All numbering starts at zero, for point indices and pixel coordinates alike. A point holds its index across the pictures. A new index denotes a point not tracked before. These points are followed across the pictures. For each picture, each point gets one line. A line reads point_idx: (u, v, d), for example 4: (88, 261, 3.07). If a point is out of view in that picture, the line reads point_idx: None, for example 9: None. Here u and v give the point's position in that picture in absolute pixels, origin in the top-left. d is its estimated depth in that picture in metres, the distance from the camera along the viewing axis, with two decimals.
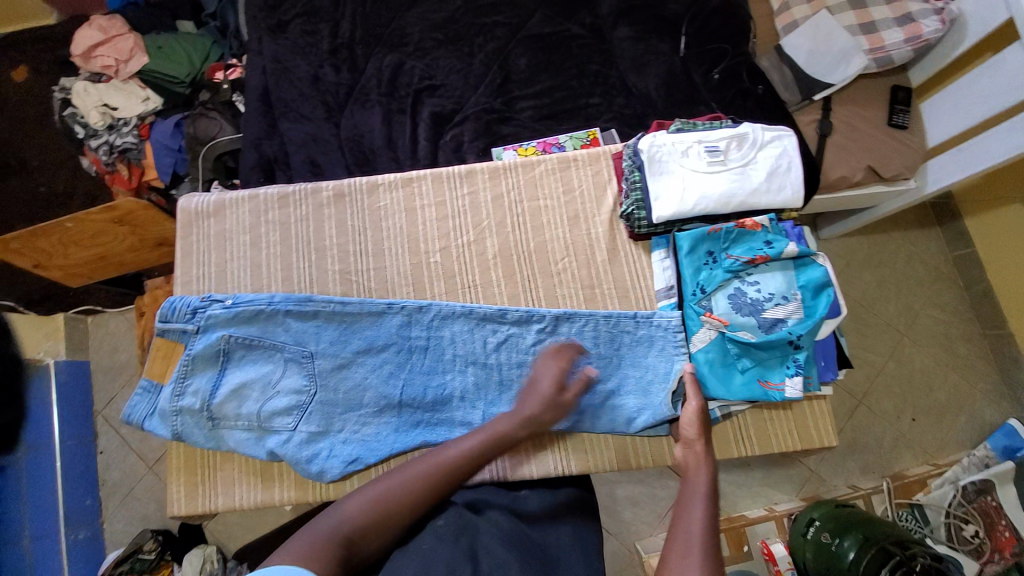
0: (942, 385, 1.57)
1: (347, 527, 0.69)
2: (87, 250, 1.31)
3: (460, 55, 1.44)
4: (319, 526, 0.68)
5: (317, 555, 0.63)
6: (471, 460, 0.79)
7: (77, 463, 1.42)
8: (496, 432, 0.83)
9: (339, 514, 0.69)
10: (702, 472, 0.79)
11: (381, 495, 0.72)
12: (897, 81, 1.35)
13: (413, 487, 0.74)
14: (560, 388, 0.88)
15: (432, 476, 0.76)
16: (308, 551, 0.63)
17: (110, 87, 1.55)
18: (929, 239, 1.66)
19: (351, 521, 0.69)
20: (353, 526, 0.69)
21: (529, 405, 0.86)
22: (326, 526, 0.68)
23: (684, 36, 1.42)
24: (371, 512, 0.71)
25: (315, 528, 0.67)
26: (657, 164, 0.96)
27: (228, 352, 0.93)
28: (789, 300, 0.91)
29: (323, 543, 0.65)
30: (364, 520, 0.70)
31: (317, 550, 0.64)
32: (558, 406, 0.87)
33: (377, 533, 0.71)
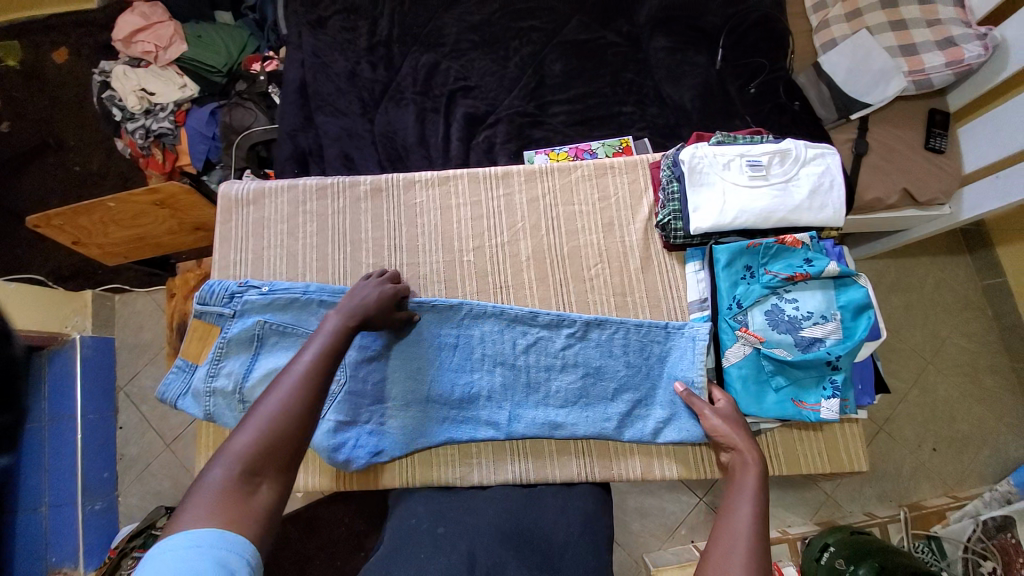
0: (966, 416, 1.54)
1: (241, 467, 0.59)
2: (126, 231, 1.33)
3: (495, 58, 1.45)
4: (211, 478, 0.57)
5: (223, 507, 0.55)
6: (325, 355, 0.74)
7: (98, 436, 1.44)
8: (331, 329, 0.79)
9: (224, 461, 0.59)
10: (750, 473, 0.80)
11: (266, 425, 0.63)
12: (934, 104, 1.33)
13: (289, 403, 0.66)
14: (389, 297, 0.91)
15: (305, 385, 0.69)
16: (214, 509, 0.54)
17: (149, 73, 1.57)
18: (959, 266, 1.63)
19: (241, 458, 0.59)
20: (250, 462, 0.59)
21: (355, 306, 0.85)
22: (219, 473, 0.58)
23: (721, 49, 1.41)
24: (262, 443, 0.61)
25: (205, 484, 0.56)
26: (697, 175, 0.95)
27: (262, 337, 0.94)
28: (828, 320, 0.89)
29: (221, 493, 0.56)
30: (256, 450, 0.61)
31: (228, 503, 0.55)
32: (384, 306, 0.90)
33: (280, 469, 0.61)
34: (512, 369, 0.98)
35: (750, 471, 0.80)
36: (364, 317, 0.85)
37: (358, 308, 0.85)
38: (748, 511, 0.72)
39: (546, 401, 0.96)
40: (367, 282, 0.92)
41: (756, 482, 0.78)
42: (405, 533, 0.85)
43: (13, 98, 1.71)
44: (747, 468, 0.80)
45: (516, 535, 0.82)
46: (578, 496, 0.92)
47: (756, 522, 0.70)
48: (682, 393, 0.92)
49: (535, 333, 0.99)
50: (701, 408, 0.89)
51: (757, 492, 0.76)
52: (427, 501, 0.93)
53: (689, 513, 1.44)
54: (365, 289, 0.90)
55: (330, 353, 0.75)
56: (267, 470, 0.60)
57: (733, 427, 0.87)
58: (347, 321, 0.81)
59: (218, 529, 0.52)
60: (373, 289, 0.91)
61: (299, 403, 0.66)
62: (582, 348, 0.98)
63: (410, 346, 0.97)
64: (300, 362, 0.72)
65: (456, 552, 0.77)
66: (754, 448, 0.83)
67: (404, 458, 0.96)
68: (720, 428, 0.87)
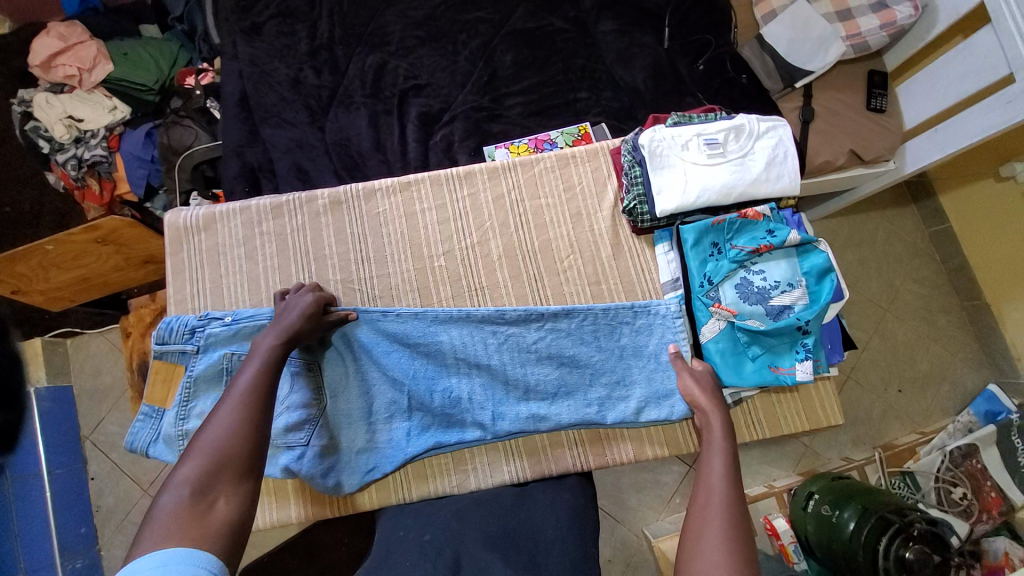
0: (925, 356, 1.64)
1: (192, 490, 0.56)
2: (69, 272, 1.24)
3: (444, 53, 1.42)
4: (164, 505, 0.55)
5: (180, 532, 0.53)
6: (265, 372, 0.71)
7: (70, 491, 1.37)
8: (265, 347, 0.75)
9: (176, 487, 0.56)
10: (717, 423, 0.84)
11: (211, 447, 0.60)
12: (871, 65, 1.38)
13: (231, 424, 0.63)
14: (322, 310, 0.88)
15: (249, 402, 0.66)
16: (174, 533, 0.53)
17: (74, 97, 1.47)
18: (906, 216, 1.72)
19: (191, 480, 0.57)
20: (199, 484, 0.57)
21: (290, 319, 0.82)
22: (170, 499, 0.55)
23: (668, 27, 1.43)
24: (210, 464, 0.59)
25: (158, 513, 0.54)
26: (658, 158, 0.95)
27: (230, 371, 0.90)
28: (794, 287, 0.92)
29: (173, 518, 0.54)
30: (206, 473, 0.58)
31: (183, 526, 0.54)
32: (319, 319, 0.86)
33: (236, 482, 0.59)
34: (488, 370, 0.97)
35: (718, 428, 0.83)
36: (294, 332, 0.81)
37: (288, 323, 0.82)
38: (720, 470, 0.77)
39: (527, 396, 0.97)
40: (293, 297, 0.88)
41: (723, 437, 0.82)
42: (394, 545, 0.82)
43: None
44: (713, 427, 0.83)
45: (500, 536, 0.80)
46: (569, 489, 0.93)
47: (728, 482, 0.75)
48: (674, 354, 0.94)
49: (505, 331, 0.98)
50: (680, 370, 0.92)
51: (727, 448, 0.80)
52: (413, 514, 0.90)
53: (681, 482, 1.49)
54: (296, 303, 0.86)
55: (270, 368, 0.72)
56: (221, 486, 0.58)
57: (702, 390, 0.89)
58: (282, 337, 0.78)
59: (188, 546, 0.52)
60: (300, 303, 0.86)
61: (246, 420, 0.64)
62: (554, 338, 0.98)
63: (349, 347, 0.95)
64: (240, 381, 0.69)
65: (442, 557, 0.76)
66: (719, 407, 0.86)
67: (399, 472, 0.96)
68: (691, 391, 0.89)
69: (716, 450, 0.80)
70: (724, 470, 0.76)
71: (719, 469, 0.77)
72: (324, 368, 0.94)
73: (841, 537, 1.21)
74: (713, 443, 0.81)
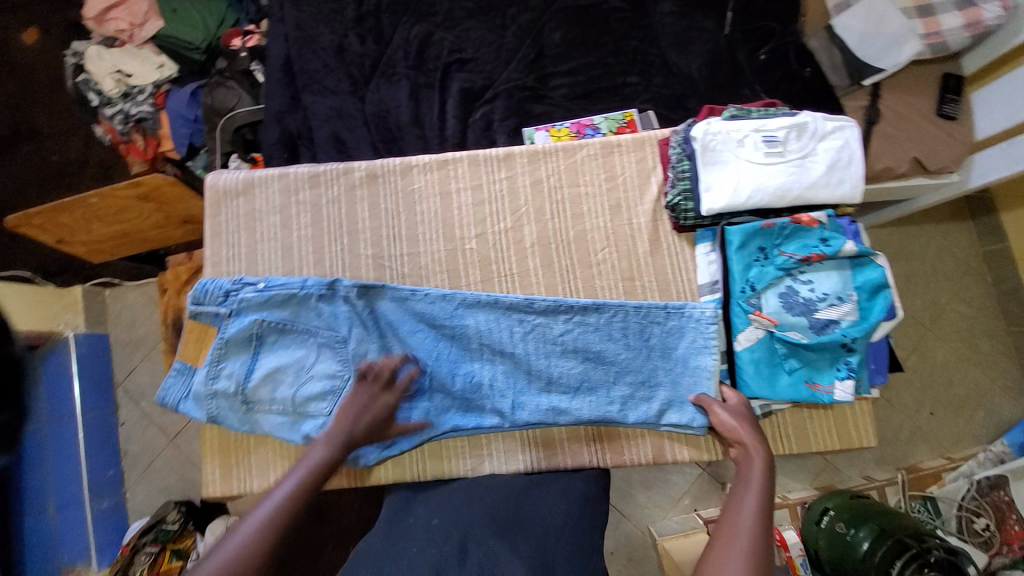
0: (963, 381, 1.55)
1: None
2: (110, 226, 1.27)
3: (491, 27, 1.37)
4: None
5: None
6: (302, 489, 0.74)
7: (100, 434, 1.46)
8: (317, 459, 0.79)
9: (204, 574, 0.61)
10: (759, 463, 0.81)
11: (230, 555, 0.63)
12: (948, 68, 1.28)
13: (251, 533, 0.66)
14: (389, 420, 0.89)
15: (277, 518, 0.69)
16: None
17: (124, 53, 1.50)
18: (962, 233, 1.61)
19: None
20: None
21: (351, 425, 0.84)
22: None
23: (731, 12, 1.34)
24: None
25: None
26: (711, 154, 0.90)
27: (261, 336, 0.92)
28: (844, 301, 0.86)
29: None
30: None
31: None
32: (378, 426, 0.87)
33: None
34: (512, 359, 0.96)
35: (757, 466, 0.81)
36: (350, 440, 0.83)
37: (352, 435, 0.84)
38: (752, 507, 0.75)
39: (549, 388, 0.95)
40: (362, 389, 0.88)
41: (762, 476, 0.79)
42: (402, 529, 0.82)
43: None
44: (753, 463, 0.81)
45: (505, 519, 0.80)
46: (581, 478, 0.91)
47: (759, 523, 0.72)
48: (699, 397, 0.91)
49: (532, 321, 0.96)
50: (711, 406, 0.89)
51: (764, 488, 0.78)
52: (423, 500, 0.89)
53: (692, 483, 1.46)
54: (359, 400, 0.87)
55: (309, 483, 0.76)
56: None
57: (741, 423, 0.86)
58: (335, 450, 0.81)
59: None
60: (370, 406, 0.87)
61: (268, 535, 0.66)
62: (581, 332, 0.95)
63: (376, 322, 0.95)
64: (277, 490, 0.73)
65: (448, 541, 0.75)
66: (760, 445, 0.83)
67: (414, 450, 0.96)
68: (727, 424, 0.86)
69: (751, 489, 0.77)
70: (756, 510, 0.74)
71: (751, 506, 0.75)
72: (352, 343, 0.94)
73: (853, 556, 1.18)
74: (749, 481, 0.79)
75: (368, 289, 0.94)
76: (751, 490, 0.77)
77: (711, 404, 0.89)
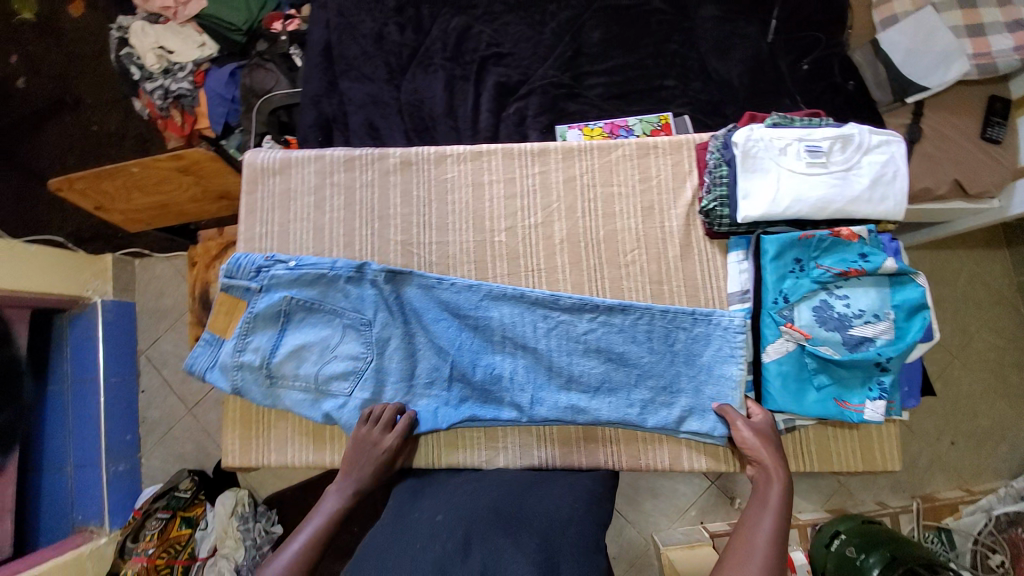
0: (988, 412, 1.51)
1: None
2: (148, 197, 1.29)
3: (530, 23, 1.37)
4: None
5: None
6: (315, 539, 0.81)
7: (121, 399, 1.49)
8: (331, 509, 0.85)
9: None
10: (777, 486, 0.82)
11: None
12: (996, 90, 1.24)
13: None
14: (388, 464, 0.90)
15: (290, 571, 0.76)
16: None
17: (167, 30, 1.53)
18: (997, 260, 1.56)
19: None
20: None
21: (355, 480, 0.88)
22: None
23: (776, 20, 1.32)
24: None
25: None
26: (751, 160, 0.89)
27: (288, 314, 0.93)
28: (880, 319, 0.84)
29: None
30: None
31: None
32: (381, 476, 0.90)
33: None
34: (534, 354, 0.95)
35: (776, 488, 0.82)
36: (358, 489, 0.87)
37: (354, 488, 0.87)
38: (767, 531, 0.76)
39: (569, 385, 0.94)
40: (363, 431, 0.90)
41: (780, 499, 0.80)
42: (408, 524, 0.81)
43: (30, 52, 1.69)
44: (773, 485, 0.82)
45: (509, 514, 0.79)
46: (584, 476, 0.92)
47: (773, 547, 0.74)
48: (722, 406, 0.90)
49: (556, 317, 0.96)
50: (735, 420, 0.88)
51: (780, 511, 0.79)
52: (430, 495, 0.88)
53: (700, 495, 1.45)
54: (364, 450, 0.89)
55: (321, 532, 0.82)
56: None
57: (763, 441, 0.86)
58: (346, 498, 0.86)
59: None
60: (371, 449, 0.89)
61: None
62: (605, 332, 0.95)
63: (401, 307, 0.96)
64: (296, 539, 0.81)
65: (452, 537, 0.74)
66: (781, 469, 0.84)
67: (431, 438, 0.96)
68: (749, 442, 0.86)
69: (768, 512, 0.79)
70: (771, 534, 0.76)
71: (767, 529, 0.76)
72: (376, 327, 0.94)
73: None
74: (767, 503, 0.80)
75: (395, 276, 0.95)
76: (767, 513, 0.79)
77: (735, 418, 0.88)
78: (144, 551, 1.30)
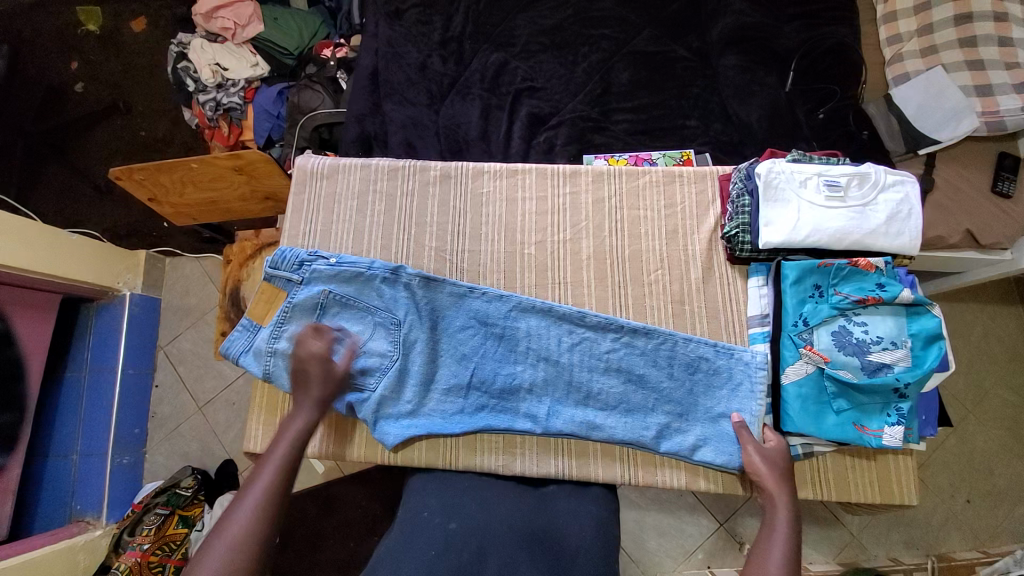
0: (1004, 471, 1.49)
1: None
2: (201, 193, 1.37)
3: (564, 62, 1.48)
4: None
5: None
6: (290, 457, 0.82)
7: (134, 392, 1.52)
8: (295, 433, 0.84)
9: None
10: (783, 513, 0.82)
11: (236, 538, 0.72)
12: (1003, 148, 1.31)
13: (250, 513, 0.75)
14: (326, 364, 0.90)
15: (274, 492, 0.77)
16: None
17: (225, 49, 1.65)
18: (1010, 316, 1.58)
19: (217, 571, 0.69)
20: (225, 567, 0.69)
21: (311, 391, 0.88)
22: None
23: (793, 72, 1.42)
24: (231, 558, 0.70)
25: None
26: (773, 191, 0.94)
27: (324, 306, 0.97)
28: (897, 347, 0.87)
29: None
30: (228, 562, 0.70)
31: None
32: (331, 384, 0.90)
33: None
34: (556, 366, 0.98)
35: (784, 517, 0.82)
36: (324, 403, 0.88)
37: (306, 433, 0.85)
38: (778, 559, 0.76)
39: (585, 401, 0.96)
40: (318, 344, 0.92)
41: (788, 526, 0.80)
42: (415, 532, 0.79)
43: (91, 61, 1.82)
44: (778, 512, 0.82)
45: (526, 532, 0.80)
46: (592, 499, 0.91)
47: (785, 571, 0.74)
48: (738, 424, 0.91)
49: (581, 333, 0.99)
50: (746, 443, 0.89)
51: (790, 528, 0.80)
52: (437, 496, 0.89)
53: (708, 537, 1.42)
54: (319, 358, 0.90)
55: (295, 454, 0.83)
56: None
57: (770, 467, 0.86)
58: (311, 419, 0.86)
59: None
60: (323, 358, 0.91)
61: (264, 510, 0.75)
62: (627, 353, 0.97)
63: (432, 312, 0.99)
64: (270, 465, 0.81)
65: (467, 549, 0.75)
66: (785, 493, 0.84)
67: (448, 443, 0.97)
68: (756, 467, 0.87)
69: (776, 535, 0.79)
70: (782, 557, 0.76)
71: (779, 555, 0.77)
72: (404, 329, 0.98)
73: None
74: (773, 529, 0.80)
75: (424, 281, 0.99)
76: (778, 534, 0.79)
77: (746, 442, 0.89)
78: (138, 546, 1.28)
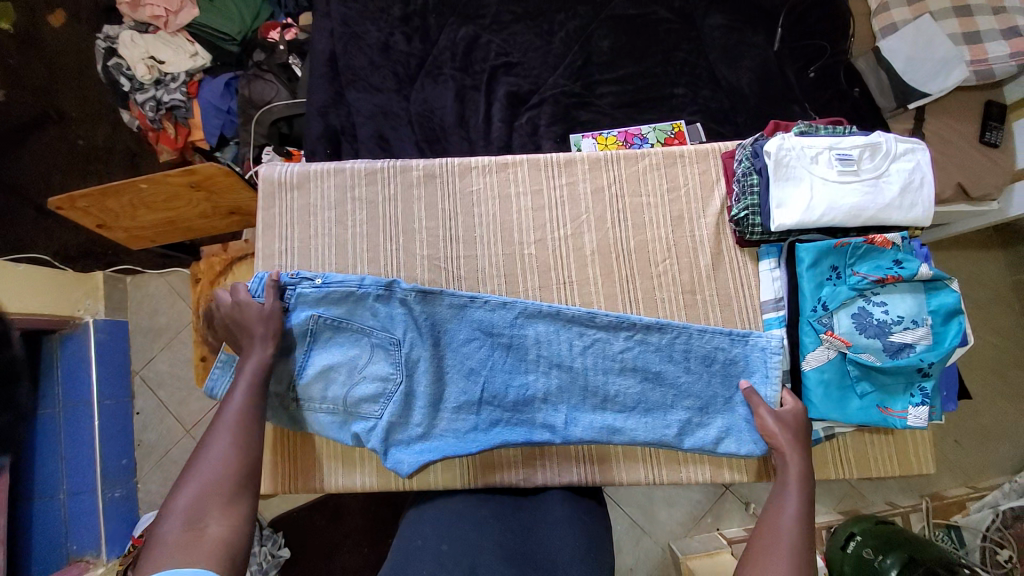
0: (989, 411, 1.54)
1: (187, 516, 0.64)
2: (156, 214, 1.25)
3: (538, 32, 1.36)
4: (166, 532, 0.63)
5: (183, 555, 0.61)
6: (254, 390, 0.78)
7: (115, 423, 1.41)
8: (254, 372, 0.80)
9: (171, 517, 0.64)
10: (795, 456, 0.83)
11: (208, 472, 0.68)
12: (991, 96, 1.28)
13: (228, 447, 0.71)
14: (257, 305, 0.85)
15: (239, 427, 0.74)
16: (177, 552, 0.61)
17: (158, 39, 1.46)
18: (992, 261, 1.61)
19: (187, 508, 0.64)
20: (195, 507, 0.65)
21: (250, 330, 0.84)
22: (171, 525, 0.63)
23: (781, 29, 1.35)
24: (203, 491, 0.66)
25: (164, 537, 0.62)
26: (785, 169, 0.89)
27: (315, 333, 0.90)
28: (919, 325, 0.85)
29: (173, 543, 0.62)
30: (200, 497, 0.66)
31: (178, 555, 0.61)
32: (269, 325, 0.85)
33: (224, 509, 0.66)
34: (569, 372, 0.93)
35: (795, 466, 0.82)
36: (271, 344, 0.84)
37: (262, 376, 0.81)
38: (793, 513, 0.77)
39: (603, 405, 0.92)
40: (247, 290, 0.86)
41: (799, 471, 0.82)
42: (408, 555, 0.75)
43: (7, 65, 1.60)
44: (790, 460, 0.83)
45: (518, 551, 0.74)
46: (587, 511, 0.86)
47: (801, 524, 0.76)
48: (747, 389, 0.90)
49: (592, 335, 0.94)
50: (758, 407, 0.88)
51: (802, 484, 0.81)
52: (433, 521, 0.82)
53: (714, 501, 1.44)
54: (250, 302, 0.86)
55: (256, 389, 0.79)
56: (212, 511, 0.65)
57: (783, 428, 0.86)
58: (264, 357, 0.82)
59: (200, 568, 0.60)
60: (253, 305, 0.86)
61: (236, 445, 0.71)
62: (641, 350, 0.93)
63: (433, 325, 0.93)
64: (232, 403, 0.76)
65: (459, 567, 0.70)
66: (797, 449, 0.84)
67: (463, 462, 0.94)
68: (768, 429, 0.86)
69: (789, 488, 0.80)
70: (798, 513, 0.77)
71: (794, 508, 0.78)
72: (404, 347, 0.91)
73: None
74: (787, 481, 0.81)
75: (420, 293, 0.91)
76: (790, 487, 0.81)
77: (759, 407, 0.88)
78: None
